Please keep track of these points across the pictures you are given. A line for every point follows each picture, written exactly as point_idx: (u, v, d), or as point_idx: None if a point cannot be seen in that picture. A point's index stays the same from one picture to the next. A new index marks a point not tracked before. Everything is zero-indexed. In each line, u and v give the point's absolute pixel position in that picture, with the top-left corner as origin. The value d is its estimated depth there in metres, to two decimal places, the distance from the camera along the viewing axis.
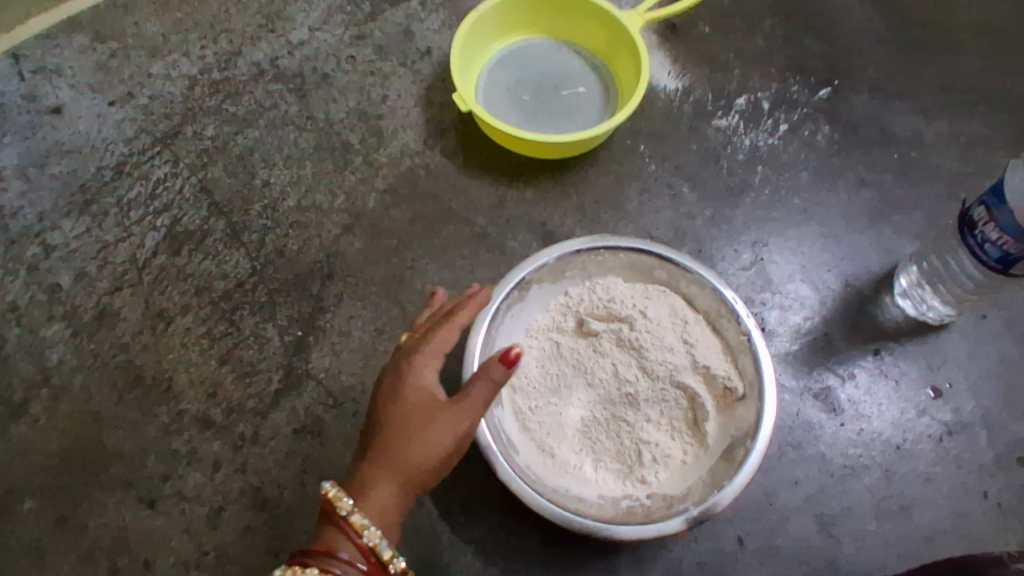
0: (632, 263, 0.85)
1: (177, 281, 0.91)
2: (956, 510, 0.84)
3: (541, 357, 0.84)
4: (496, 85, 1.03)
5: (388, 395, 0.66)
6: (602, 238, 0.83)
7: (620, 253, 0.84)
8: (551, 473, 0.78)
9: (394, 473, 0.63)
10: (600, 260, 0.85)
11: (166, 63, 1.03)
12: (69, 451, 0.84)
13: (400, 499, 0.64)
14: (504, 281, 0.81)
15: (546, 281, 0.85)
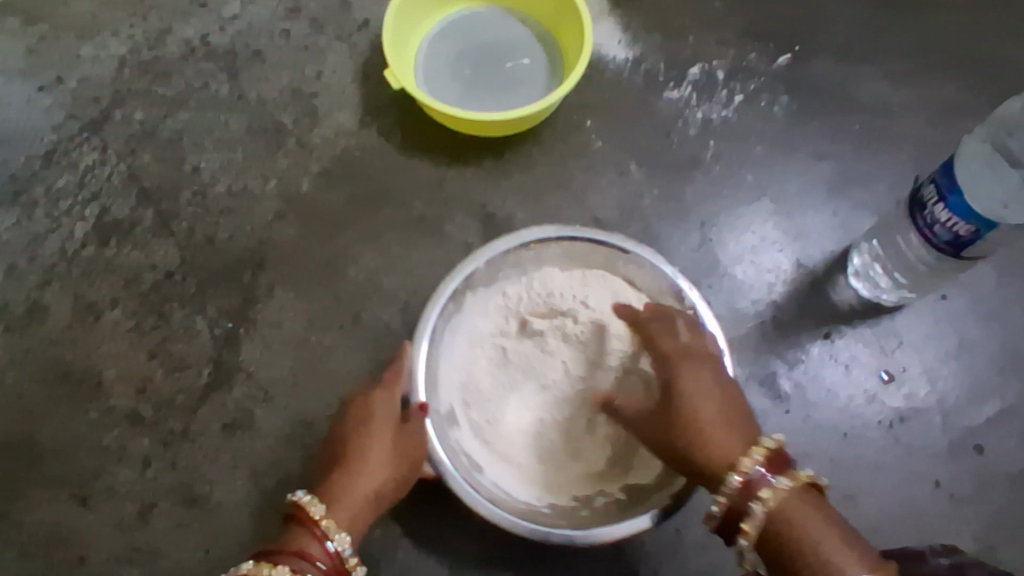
0: (567, 252, 0.80)
1: (106, 273, 0.89)
2: (904, 498, 0.82)
3: (487, 362, 0.78)
4: (437, 58, 0.98)
5: (358, 414, 0.68)
6: (529, 233, 0.78)
7: (560, 242, 0.79)
8: (515, 479, 0.75)
9: (364, 482, 0.64)
10: (534, 254, 0.79)
11: (94, 44, 0.99)
12: (3, 448, 0.84)
13: (366, 512, 0.64)
14: (433, 297, 0.76)
15: (480, 286, 0.79)
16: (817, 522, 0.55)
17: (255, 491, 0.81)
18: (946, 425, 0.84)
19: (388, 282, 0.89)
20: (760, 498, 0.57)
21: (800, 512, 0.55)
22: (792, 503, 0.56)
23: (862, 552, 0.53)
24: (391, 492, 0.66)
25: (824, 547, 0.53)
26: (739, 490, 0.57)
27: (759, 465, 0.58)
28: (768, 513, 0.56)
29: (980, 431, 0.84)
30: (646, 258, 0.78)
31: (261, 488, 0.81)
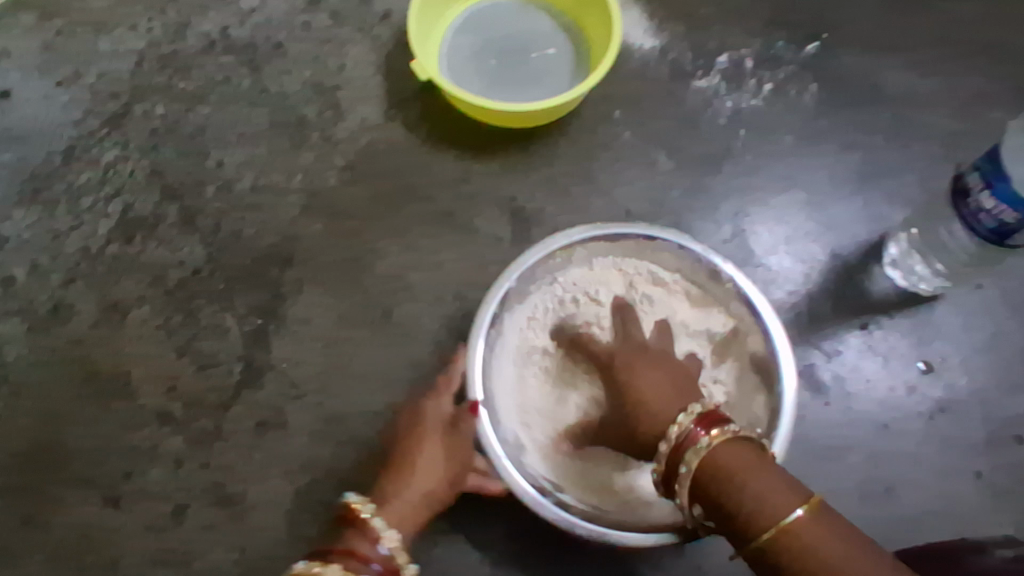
0: (594, 252, 0.80)
1: (131, 271, 0.88)
2: (943, 490, 0.82)
3: (539, 375, 0.77)
4: (460, 51, 0.96)
5: (413, 418, 0.70)
6: (552, 243, 0.77)
7: (584, 247, 0.79)
8: (592, 490, 0.72)
9: (418, 482, 0.65)
10: (560, 261, 0.79)
11: (112, 38, 0.97)
12: (31, 449, 0.83)
13: (421, 513, 0.65)
14: (476, 324, 0.74)
15: (514, 304, 0.77)
16: (753, 466, 0.51)
17: (290, 490, 0.80)
18: (984, 416, 0.84)
19: (416, 277, 0.88)
20: (690, 455, 0.53)
21: (733, 459, 0.51)
22: (726, 452, 0.52)
23: (799, 494, 0.49)
24: (445, 492, 0.67)
25: (755, 491, 0.49)
26: (673, 450, 0.55)
27: (688, 424, 0.55)
28: (700, 469, 0.52)
29: (1019, 422, 0.83)
30: (671, 240, 0.79)
31: (296, 487, 0.80)
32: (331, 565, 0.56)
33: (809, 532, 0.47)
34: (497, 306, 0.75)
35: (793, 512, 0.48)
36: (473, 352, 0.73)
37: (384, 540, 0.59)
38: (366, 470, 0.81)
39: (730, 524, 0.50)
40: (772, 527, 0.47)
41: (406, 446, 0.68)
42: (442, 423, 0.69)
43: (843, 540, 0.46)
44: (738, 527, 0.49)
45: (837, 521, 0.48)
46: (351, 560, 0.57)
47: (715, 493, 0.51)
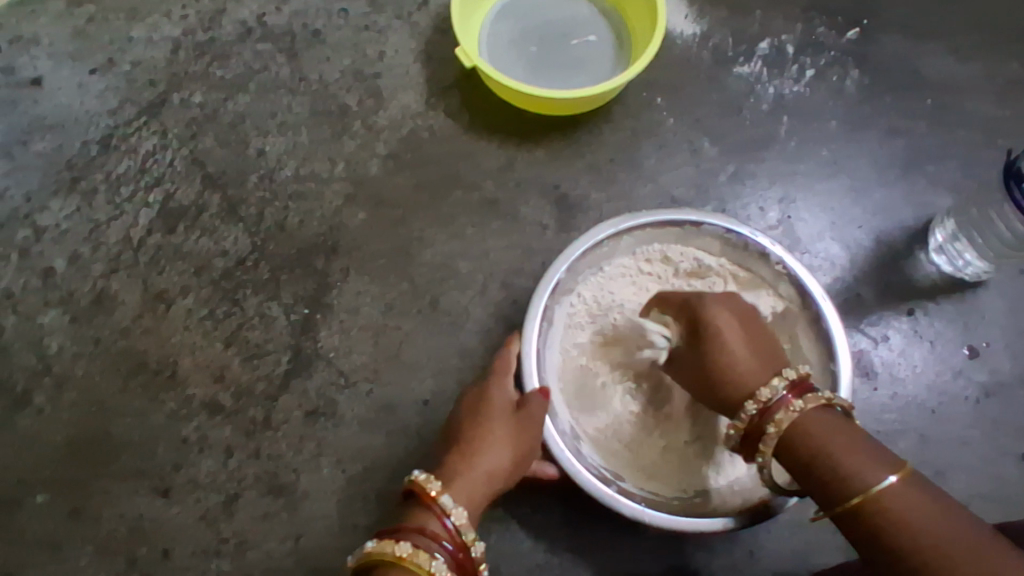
0: (638, 240, 0.78)
1: (175, 260, 0.87)
2: (991, 473, 0.82)
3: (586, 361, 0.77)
4: (501, 37, 0.96)
5: (472, 401, 0.68)
6: (597, 230, 0.75)
7: (631, 233, 0.77)
8: (642, 476, 0.73)
9: (480, 462, 0.63)
10: (607, 251, 0.78)
11: (147, 25, 0.96)
12: (77, 441, 0.82)
13: (482, 495, 0.62)
14: (528, 317, 0.72)
15: (562, 297, 0.76)
16: (839, 435, 0.54)
17: (342, 479, 0.80)
18: None
19: (464, 265, 0.87)
20: (779, 417, 0.56)
21: (821, 427, 0.55)
22: (817, 421, 0.55)
23: (888, 462, 0.51)
24: (507, 472, 0.64)
25: (840, 462, 0.52)
26: (760, 413, 0.58)
27: (779, 389, 0.58)
28: (788, 432, 0.56)
29: None
30: (718, 224, 0.76)
31: (348, 476, 0.80)
32: (401, 543, 0.54)
33: (896, 499, 0.49)
34: (548, 297, 0.73)
35: (884, 479, 0.49)
36: (527, 347, 0.71)
37: (452, 518, 0.58)
38: (419, 458, 0.81)
39: (817, 489, 0.53)
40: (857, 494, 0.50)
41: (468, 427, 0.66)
42: (502, 404, 0.67)
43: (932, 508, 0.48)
44: (825, 493, 0.52)
45: (929, 490, 0.49)
46: (421, 538, 0.56)
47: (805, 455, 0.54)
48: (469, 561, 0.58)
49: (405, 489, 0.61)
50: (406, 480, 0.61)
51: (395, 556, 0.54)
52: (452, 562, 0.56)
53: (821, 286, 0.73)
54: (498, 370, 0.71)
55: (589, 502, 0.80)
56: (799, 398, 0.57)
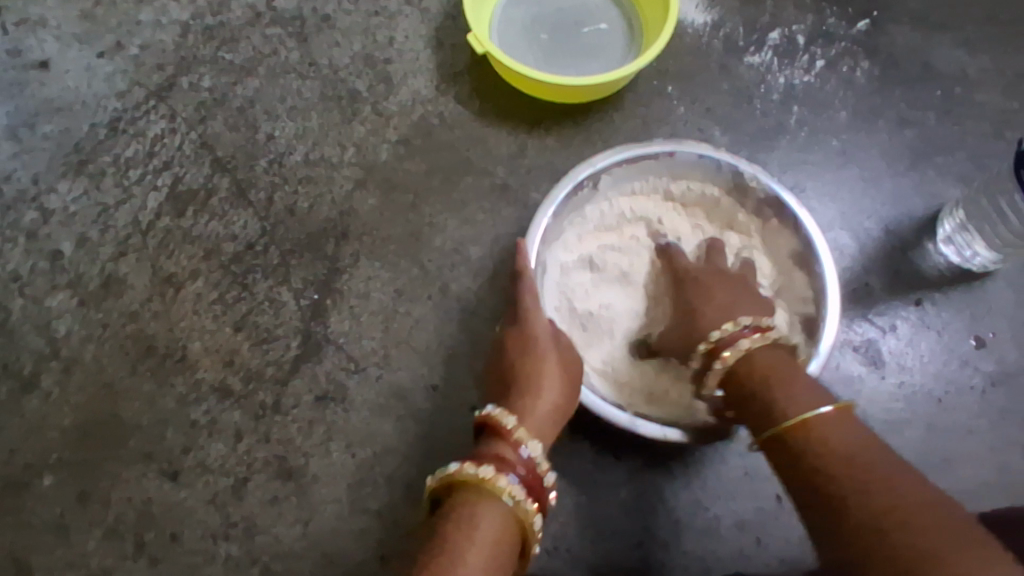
0: (616, 181, 0.81)
1: (184, 244, 0.86)
2: (1000, 461, 0.82)
3: (580, 300, 0.80)
4: (513, 23, 0.96)
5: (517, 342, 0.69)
6: (575, 173, 0.77)
7: (609, 171, 0.79)
8: (651, 399, 0.77)
9: (543, 399, 0.65)
10: (587, 194, 0.80)
11: (156, 8, 0.95)
12: (86, 424, 0.81)
13: (548, 429, 0.65)
14: (524, 256, 0.74)
15: (550, 240, 0.79)
16: (790, 369, 0.61)
17: (352, 464, 0.80)
18: None
19: (474, 251, 0.87)
20: (734, 346, 0.63)
21: (772, 358, 0.62)
22: (766, 354, 0.62)
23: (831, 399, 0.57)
24: (565, 408, 0.67)
25: (791, 391, 0.58)
26: (717, 343, 0.64)
27: (741, 325, 0.64)
28: (739, 361, 0.63)
29: None
30: (690, 151, 0.79)
31: (358, 461, 0.80)
32: (483, 467, 0.57)
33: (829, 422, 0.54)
34: (539, 240, 0.76)
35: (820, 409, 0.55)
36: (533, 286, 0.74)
37: (528, 450, 0.60)
38: (429, 443, 0.81)
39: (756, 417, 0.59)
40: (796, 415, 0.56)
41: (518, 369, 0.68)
42: (545, 338, 0.69)
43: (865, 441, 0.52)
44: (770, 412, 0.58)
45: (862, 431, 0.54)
46: (500, 465, 0.58)
47: (753, 379, 0.61)
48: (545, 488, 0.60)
49: (479, 421, 0.63)
50: (481, 413, 0.63)
51: (478, 478, 0.57)
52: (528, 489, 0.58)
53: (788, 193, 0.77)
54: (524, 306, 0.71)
55: (598, 490, 0.79)
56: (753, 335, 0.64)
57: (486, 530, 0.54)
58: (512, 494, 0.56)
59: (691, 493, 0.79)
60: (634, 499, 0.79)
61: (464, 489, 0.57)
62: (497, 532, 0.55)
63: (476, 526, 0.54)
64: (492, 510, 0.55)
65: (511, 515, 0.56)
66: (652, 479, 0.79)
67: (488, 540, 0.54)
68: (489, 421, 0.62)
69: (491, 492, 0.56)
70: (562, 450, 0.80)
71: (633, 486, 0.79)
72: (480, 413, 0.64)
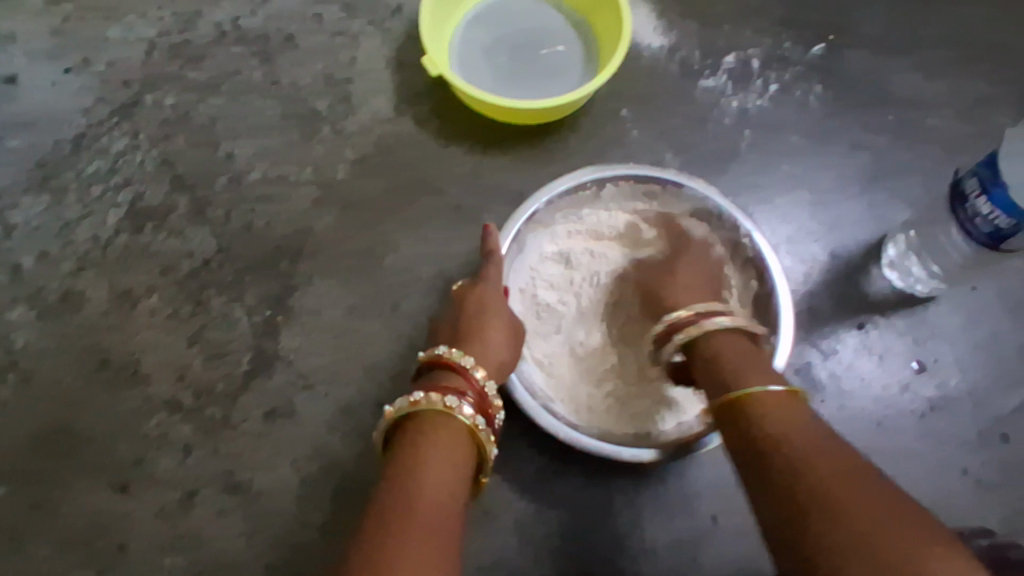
0: (617, 192, 0.84)
1: (142, 260, 0.89)
2: (935, 485, 0.84)
3: (545, 292, 0.81)
4: (471, 45, 0.96)
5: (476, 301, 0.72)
6: (581, 173, 0.81)
7: (615, 182, 0.83)
8: (584, 407, 0.79)
9: (496, 352, 0.68)
10: (586, 194, 0.83)
11: (122, 25, 0.97)
12: (40, 436, 0.83)
13: (500, 376, 0.68)
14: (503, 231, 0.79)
15: (537, 227, 0.82)
16: (741, 354, 0.63)
17: (298, 479, 0.81)
18: (975, 414, 0.86)
19: (426, 270, 0.89)
20: (690, 328, 0.67)
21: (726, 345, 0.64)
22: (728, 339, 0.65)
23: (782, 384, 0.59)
24: (510, 362, 0.70)
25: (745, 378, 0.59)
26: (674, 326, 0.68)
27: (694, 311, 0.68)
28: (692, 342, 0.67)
29: (1008, 420, 0.86)
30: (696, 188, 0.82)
31: (304, 475, 0.82)
32: (449, 398, 0.59)
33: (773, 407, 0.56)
34: (523, 222, 0.80)
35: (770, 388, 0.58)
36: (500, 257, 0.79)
37: (486, 387, 0.63)
38: (373, 459, 0.82)
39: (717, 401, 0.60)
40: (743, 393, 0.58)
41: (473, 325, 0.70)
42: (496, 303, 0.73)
43: (822, 432, 0.52)
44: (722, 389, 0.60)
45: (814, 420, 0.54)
46: (462, 396, 0.60)
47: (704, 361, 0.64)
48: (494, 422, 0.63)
49: (430, 360, 0.64)
50: (434, 353, 0.64)
51: (446, 406, 0.58)
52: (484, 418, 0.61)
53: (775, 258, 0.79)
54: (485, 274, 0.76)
55: (538, 507, 0.80)
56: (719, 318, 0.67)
57: (452, 449, 0.56)
58: (475, 422, 0.59)
59: (629, 512, 0.81)
60: (572, 518, 0.80)
61: (428, 417, 0.57)
62: (462, 454, 0.56)
63: (443, 446, 0.55)
64: (456, 435, 0.57)
65: (472, 441, 0.58)
66: (590, 497, 0.81)
67: (453, 458, 0.55)
68: (446, 359, 0.63)
69: (455, 419, 0.58)
70: (503, 468, 0.81)
71: (571, 504, 0.81)
72: (432, 353, 0.64)
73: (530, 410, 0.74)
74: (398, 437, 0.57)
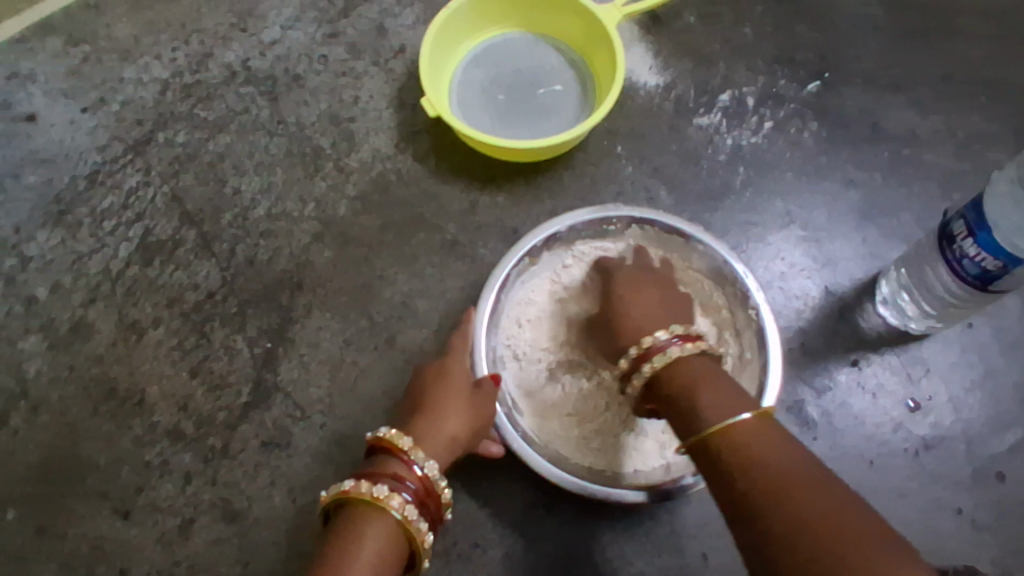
0: (644, 236, 0.85)
1: (150, 292, 0.92)
2: (928, 525, 0.83)
3: (536, 312, 0.82)
4: (470, 84, 0.99)
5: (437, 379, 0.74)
6: (612, 207, 0.83)
7: (643, 225, 0.84)
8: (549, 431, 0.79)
9: (446, 430, 0.69)
10: (612, 231, 0.85)
11: (138, 66, 1.01)
12: (48, 462, 0.86)
13: (446, 453, 0.69)
14: (516, 247, 0.83)
15: (557, 248, 0.85)
16: (716, 381, 0.59)
17: (292, 508, 0.83)
18: (970, 453, 0.86)
19: (422, 304, 0.91)
20: (657, 358, 0.62)
21: (698, 372, 0.60)
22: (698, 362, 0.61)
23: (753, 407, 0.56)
24: (466, 438, 0.71)
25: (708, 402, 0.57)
26: (647, 351, 0.63)
27: (667, 335, 0.63)
28: (669, 370, 0.62)
29: (1004, 459, 0.85)
30: (719, 253, 0.82)
31: (298, 505, 0.84)
32: (380, 487, 0.60)
33: (753, 436, 0.53)
34: (540, 240, 0.83)
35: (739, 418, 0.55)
36: (504, 268, 0.81)
37: (427, 471, 0.63)
38: None
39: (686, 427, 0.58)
40: (721, 428, 0.55)
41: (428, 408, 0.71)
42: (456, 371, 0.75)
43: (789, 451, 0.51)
44: (696, 429, 0.56)
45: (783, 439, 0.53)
46: (396, 484, 0.61)
47: (680, 395, 0.59)
48: (438, 500, 0.63)
49: (373, 442, 0.65)
50: (377, 434, 0.65)
51: (373, 498, 0.59)
52: (420, 501, 0.62)
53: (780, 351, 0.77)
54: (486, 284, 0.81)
55: (527, 541, 0.81)
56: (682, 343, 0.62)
57: (382, 545, 0.58)
58: (406, 514, 0.59)
59: (617, 547, 0.81)
60: (560, 552, 0.81)
61: (357, 507, 0.59)
62: (391, 550, 0.58)
63: (373, 547, 0.57)
64: (385, 526, 0.59)
65: (404, 532, 0.59)
66: (578, 531, 0.82)
67: (385, 559, 0.58)
68: (387, 441, 0.64)
69: (387, 514, 0.59)
70: (492, 501, 0.82)
71: (559, 537, 0.82)
72: (376, 434, 0.65)
73: (509, 434, 0.77)
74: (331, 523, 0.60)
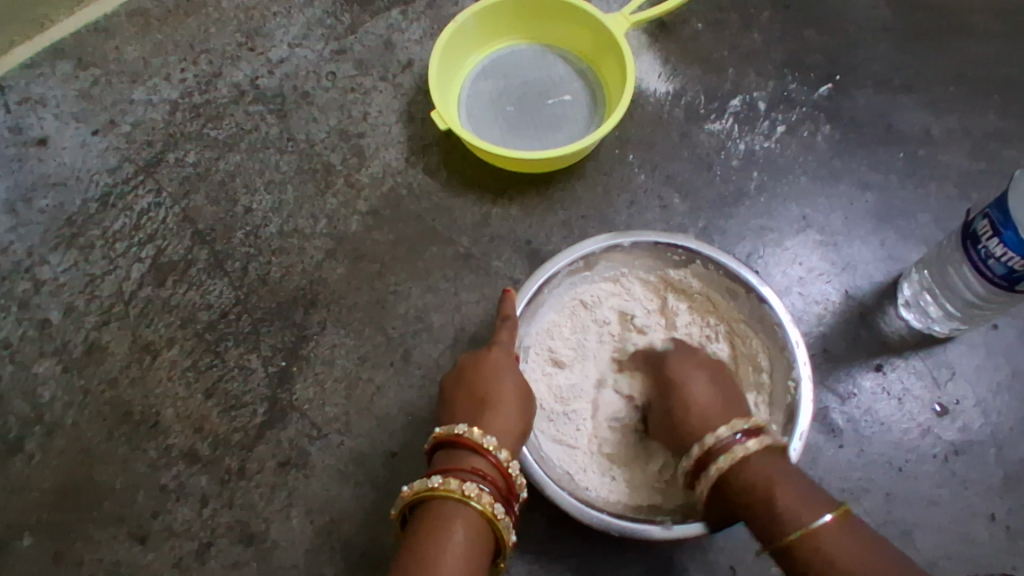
0: (704, 272, 0.80)
1: (163, 313, 0.91)
2: (960, 532, 0.82)
3: (570, 329, 0.82)
4: (479, 97, 0.99)
5: (489, 370, 0.68)
6: (683, 238, 0.79)
7: (707, 263, 0.79)
8: (564, 453, 0.76)
9: (513, 423, 0.65)
10: (674, 259, 0.80)
11: (148, 88, 1.01)
12: (64, 488, 0.86)
13: (518, 447, 0.66)
14: (572, 248, 0.79)
15: (614, 260, 0.81)
16: (787, 477, 0.60)
17: (310, 529, 0.83)
18: (1001, 458, 0.84)
19: (436, 318, 0.90)
20: (729, 455, 0.61)
21: (764, 464, 0.61)
22: (762, 456, 0.61)
23: (829, 505, 0.58)
24: (526, 430, 0.68)
25: (786, 504, 0.58)
26: (710, 450, 0.63)
27: (735, 429, 0.63)
28: (735, 471, 0.61)
29: None
30: (775, 311, 0.75)
31: (317, 526, 0.83)
32: (467, 485, 0.58)
33: (840, 540, 0.55)
34: (600, 249, 0.79)
35: (822, 520, 0.56)
36: (557, 263, 0.77)
37: (509, 466, 0.61)
38: (385, 509, 0.83)
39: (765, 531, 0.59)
40: (804, 534, 0.56)
41: (490, 401, 0.66)
42: (510, 366, 0.70)
43: (872, 549, 0.55)
44: (773, 531, 0.58)
45: (862, 533, 0.56)
46: (480, 480, 0.59)
47: (752, 499, 0.60)
48: (515, 495, 0.62)
49: (444, 439, 0.62)
50: (452, 430, 0.61)
51: (463, 494, 0.57)
52: (501, 498, 0.60)
53: (809, 423, 0.71)
54: (534, 272, 0.77)
55: (550, 555, 0.81)
56: (750, 438, 0.62)
57: (474, 542, 0.56)
58: (492, 509, 0.58)
59: (641, 560, 0.81)
60: (584, 567, 0.80)
61: (445, 504, 0.57)
62: (483, 547, 0.56)
63: (467, 545, 0.55)
64: (473, 522, 0.57)
65: (491, 528, 0.58)
66: (601, 545, 0.81)
67: (478, 557, 0.55)
68: (466, 438, 0.61)
69: (474, 509, 0.57)
70: None
71: (583, 554, 0.81)
72: (449, 430, 0.62)
73: (525, 457, 0.70)
74: (414, 523, 0.58)
